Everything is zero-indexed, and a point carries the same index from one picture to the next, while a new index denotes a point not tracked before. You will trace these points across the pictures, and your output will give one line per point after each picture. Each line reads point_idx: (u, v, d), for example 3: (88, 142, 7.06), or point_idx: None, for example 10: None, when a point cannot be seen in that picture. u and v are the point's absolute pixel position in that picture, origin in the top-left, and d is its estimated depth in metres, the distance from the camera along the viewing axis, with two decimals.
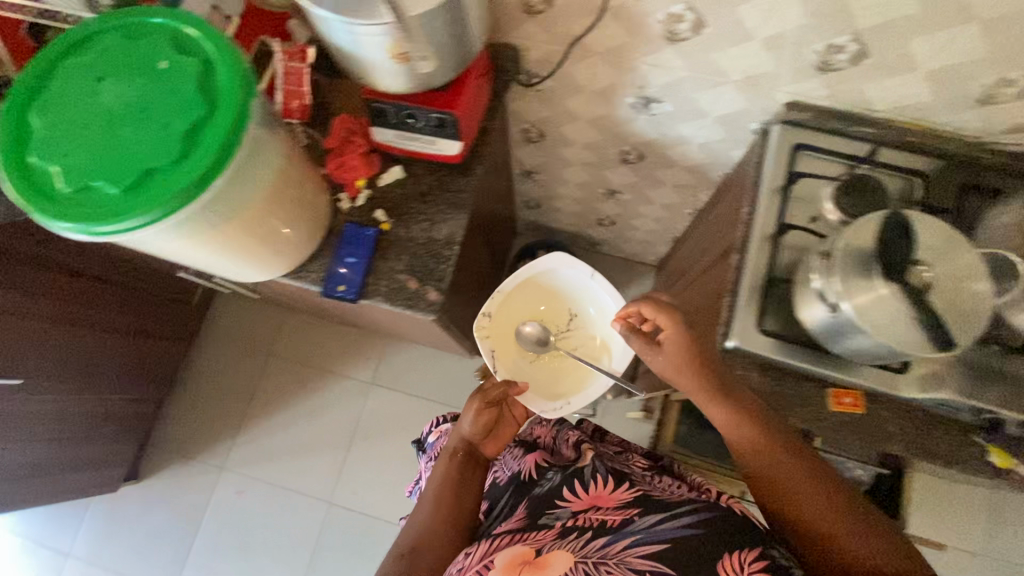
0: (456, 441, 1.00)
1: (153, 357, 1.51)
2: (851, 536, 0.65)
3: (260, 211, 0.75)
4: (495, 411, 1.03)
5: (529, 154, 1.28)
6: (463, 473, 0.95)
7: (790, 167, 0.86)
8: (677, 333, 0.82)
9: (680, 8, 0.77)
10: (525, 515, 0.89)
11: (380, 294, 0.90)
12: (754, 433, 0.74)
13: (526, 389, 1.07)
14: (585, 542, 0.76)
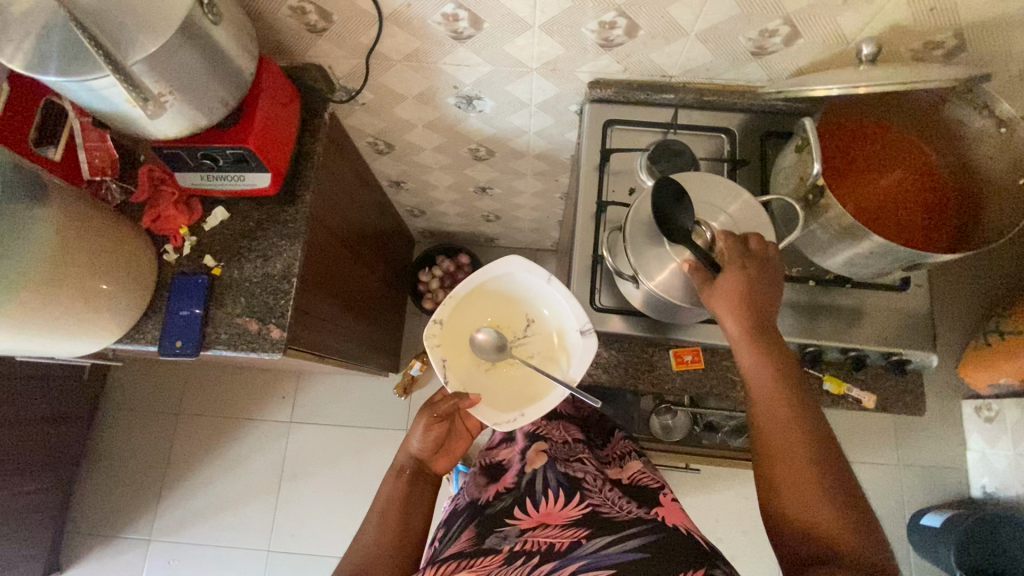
0: (403, 456, 0.79)
1: (48, 442, 1.35)
2: (833, 514, 0.52)
3: (31, 285, 0.66)
4: (451, 422, 0.81)
5: (386, 165, 1.17)
6: (413, 490, 0.76)
7: (607, 145, 0.82)
8: (746, 269, 0.59)
9: (453, 9, 0.70)
10: (470, 535, 0.73)
11: (221, 343, 0.80)
12: (777, 389, 0.58)
13: (505, 403, 0.81)
14: (531, 566, 0.62)
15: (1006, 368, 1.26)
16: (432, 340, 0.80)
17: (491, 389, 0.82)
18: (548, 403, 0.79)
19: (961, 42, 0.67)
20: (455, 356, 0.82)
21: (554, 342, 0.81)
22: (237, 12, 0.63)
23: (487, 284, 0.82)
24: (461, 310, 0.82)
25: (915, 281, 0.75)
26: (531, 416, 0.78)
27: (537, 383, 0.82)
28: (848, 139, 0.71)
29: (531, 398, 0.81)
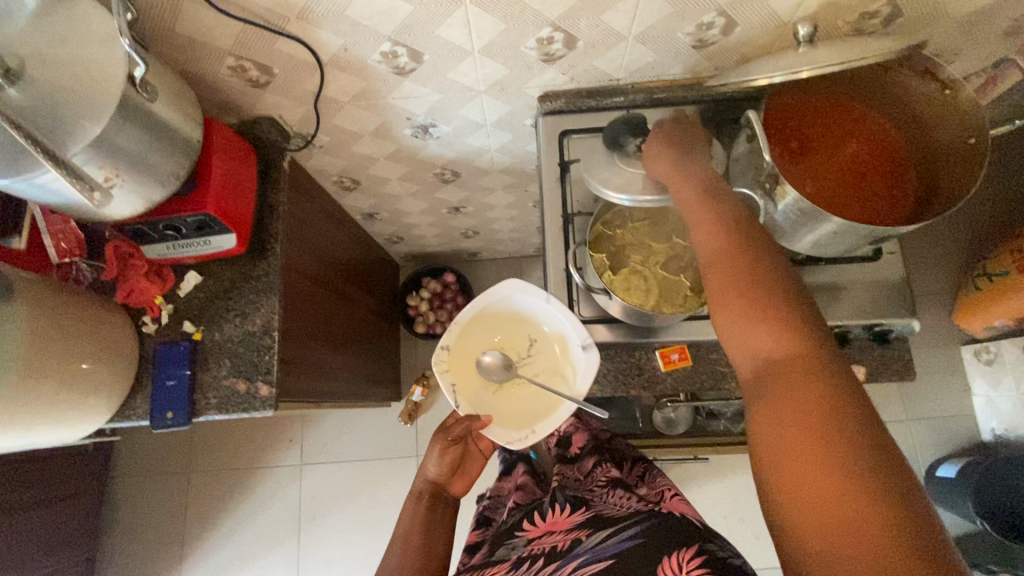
0: (421, 483, 0.88)
1: (63, 522, 1.35)
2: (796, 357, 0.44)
3: (10, 384, 0.66)
4: (464, 445, 0.89)
5: (356, 200, 1.17)
6: (432, 515, 0.83)
7: (565, 157, 0.82)
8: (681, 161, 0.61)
9: (391, 47, 0.70)
10: (489, 549, 0.80)
11: (211, 408, 0.80)
12: (733, 264, 0.50)
13: (514, 421, 0.84)
14: (534, 568, 0.67)
15: (998, 311, 1.26)
16: (440, 365, 0.85)
17: (501, 407, 0.85)
18: (557, 418, 0.81)
19: (896, 8, 0.67)
20: (465, 379, 0.86)
21: (559, 360, 0.82)
22: (174, 81, 0.63)
23: (491, 309, 0.86)
24: (467, 335, 0.86)
25: (887, 249, 0.75)
26: (541, 433, 0.80)
27: (546, 401, 0.84)
28: (802, 116, 0.71)
29: (541, 415, 0.83)
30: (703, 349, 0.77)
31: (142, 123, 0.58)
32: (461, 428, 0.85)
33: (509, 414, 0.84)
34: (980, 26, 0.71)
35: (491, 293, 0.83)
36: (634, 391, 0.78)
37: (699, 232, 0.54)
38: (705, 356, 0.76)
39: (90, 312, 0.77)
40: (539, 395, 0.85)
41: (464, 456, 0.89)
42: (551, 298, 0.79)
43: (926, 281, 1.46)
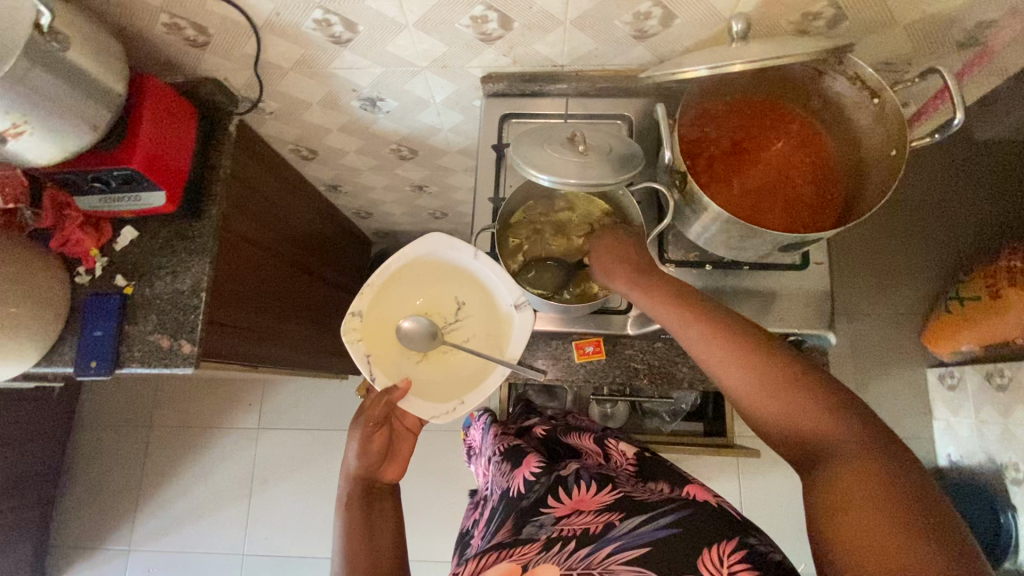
0: (348, 481, 0.69)
1: (24, 463, 1.38)
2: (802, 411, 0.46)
3: None
4: (391, 425, 0.73)
5: (317, 171, 1.17)
6: (371, 513, 0.67)
7: (503, 140, 0.82)
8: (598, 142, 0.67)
9: (322, 15, 0.69)
10: (506, 529, 0.64)
11: (135, 361, 0.81)
12: (721, 336, 0.52)
13: (440, 394, 0.74)
14: (570, 551, 0.54)
15: (967, 335, 1.19)
16: (350, 334, 0.72)
17: (425, 380, 0.75)
18: (490, 386, 0.72)
19: (838, 11, 0.65)
20: (381, 351, 0.74)
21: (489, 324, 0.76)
22: (95, 33, 0.64)
23: (408, 271, 0.76)
24: (382, 300, 0.75)
25: (814, 258, 0.75)
26: (472, 403, 0.70)
27: (474, 367, 0.75)
28: (738, 117, 0.70)
29: (470, 383, 0.74)
30: (620, 343, 0.78)
31: (50, 69, 0.58)
32: (382, 408, 0.71)
33: (434, 385, 0.75)
34: (931, 36, 0.69)
35: (412, 247, 0.74)
36: (547, 377, 0.78)
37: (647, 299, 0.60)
38: (619, 349, 0.78)
39: (25, 258, 0.77)
40: (467, 363, 0.76)
41: (392, 438, 0.73)
42: (480, 254, 0.73)
43: (900, 302, 1.40)
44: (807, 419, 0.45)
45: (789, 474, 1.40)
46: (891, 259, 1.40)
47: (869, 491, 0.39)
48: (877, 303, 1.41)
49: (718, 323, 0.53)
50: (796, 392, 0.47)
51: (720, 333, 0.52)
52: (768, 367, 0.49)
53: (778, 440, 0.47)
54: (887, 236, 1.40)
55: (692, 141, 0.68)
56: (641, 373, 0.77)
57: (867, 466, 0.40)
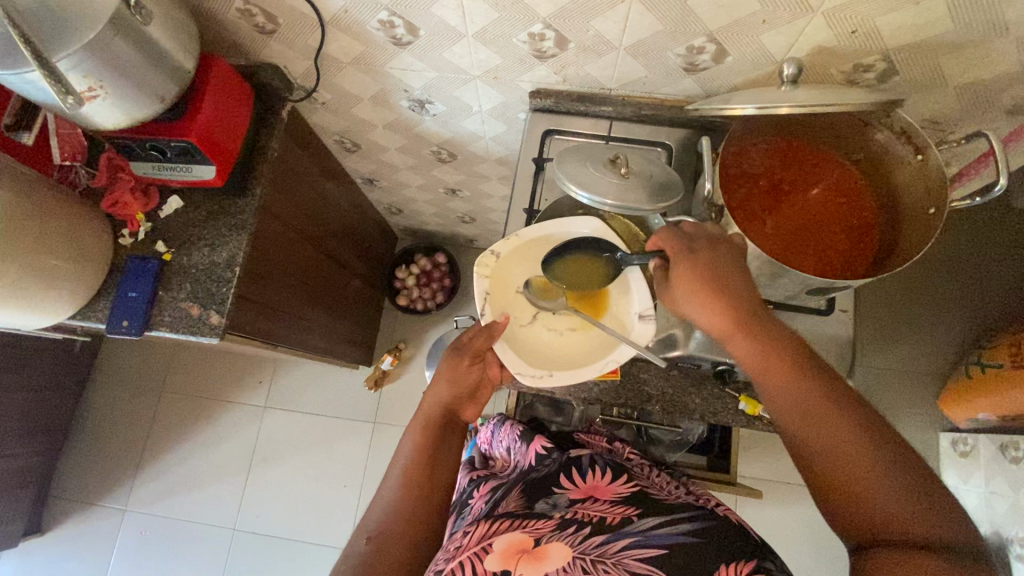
0: (431, 408, 0.69)
1: (39, 411, 1.42)
2: (897, 504, 0.46)
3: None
4: (482, 367, 0.72)
5: (357, 164, 1.20)
6: (438, 445, 0.66)
7: (544, 154, 0.84)
8: (641, 172, 0.68)
9: (388, 16, 0.72)
10: (517, 497, 0.66)
11: (163, 326, 0.84)
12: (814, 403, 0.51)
13: (534, 357, 0.73)
14: (583, 536, 0.56)
15: (985, 403, 1.16)
16: (481, 267, 0.74)
17: (525, 342, 0.74)
18: (584, 373, 0.70)
19: (891, 66, 0.66)
20: (500, 296, 0.75)
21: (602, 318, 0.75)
22: (175, 12, 0.67)
23: (554, 244, 0.76)
24: (523, 257, 0.76)
25: (840, 305, 0.75)
26: (560, 380, 0.69)
27: (575, 354, 0.74)
28: (780, 158, 0.71)
29: (565, 364, 0.73)
30: (635, 366, 0.79)
31: (130, 40, 0.61)
32: (484, 342, 0.71)
33: (533, 347, 0.74)
34: (980, 100, 0.69)
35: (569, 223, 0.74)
36: (558, 391, 0.79)
37: (731, 339, 0.56)
38: (633, 372, 0.79)
39: (74, 214, 0.81)
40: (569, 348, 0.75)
41: (481, 380, 0.72)
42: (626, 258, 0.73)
43: (922, 359, 1.37)
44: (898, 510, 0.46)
45: (787, 521, 1.38)
46: (915, 316, 1.38)
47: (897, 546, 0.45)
48: (898, 360, 1.38)
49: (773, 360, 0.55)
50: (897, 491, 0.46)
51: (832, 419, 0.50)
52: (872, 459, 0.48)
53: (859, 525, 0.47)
54: (919, 294, 1.38)
55: (731, 177, 0.69)
56: (653, 397, 0.78)
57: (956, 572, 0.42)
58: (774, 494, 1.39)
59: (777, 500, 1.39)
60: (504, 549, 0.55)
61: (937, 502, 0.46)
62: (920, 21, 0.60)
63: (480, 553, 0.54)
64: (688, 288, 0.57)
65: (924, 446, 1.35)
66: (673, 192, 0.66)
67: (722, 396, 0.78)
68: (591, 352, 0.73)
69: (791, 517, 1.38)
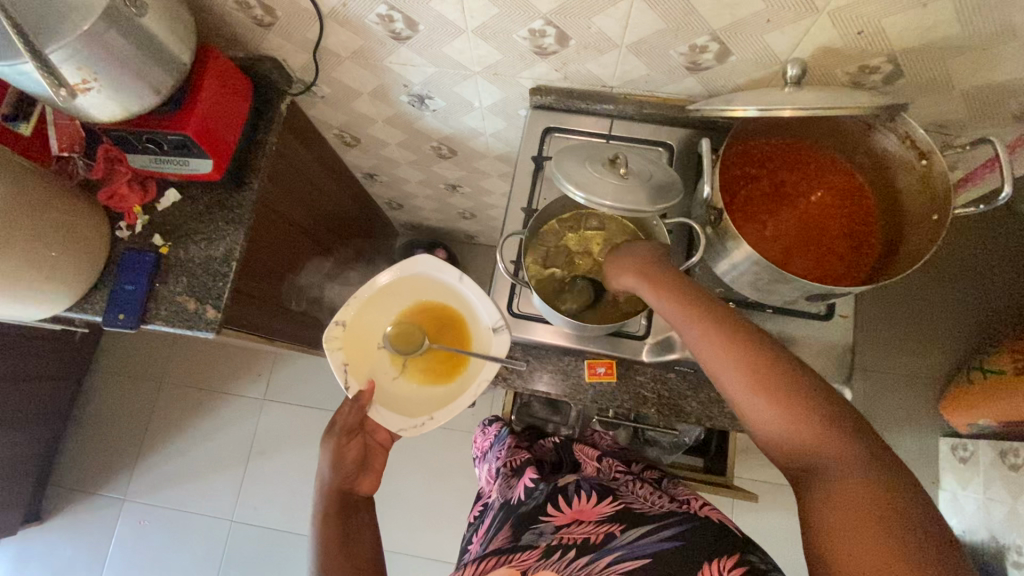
0: (323, 495, 0.72)
1: (39, 399, 1.42)
2: (807, 427, 0.47)
3: None
4: (363, 437, 0.76)
5: (357, 158, 1.19)
6: (347, 527, 0.70)
7: (543, 152, 0.83)
8: (639, 172, 0.66)
9: (386, 10, 0.71)
10: (505, 534, 0.66)
11: (161, 318, 0.84)
12: (727, 342, 0.52)
13: (412, 406, 0.75)
14: (569, 560, 0.57)
15: (986, 410, 1.14)
16: (332, 342, 0.75)
17: (400, 395, 0.76)
18: (460, 404, 0.73)
19: (897, 67, 0.65)
20: (360, 362, 0.76)
21: (465, 342, 0.77)
22: (172, 4, 0.67)
23: (395, 293, 0.79)
24: (369, 313, 0.78)
25: (840, 310, 0.74)
26: (441, 420, 0.72)
27: (451, 388, 0.76)
28: (779, 161, 0.70)
29: (443, 400, 0.75)
30: (632, 368, 0.78)
31: (125, 33, 0.61)
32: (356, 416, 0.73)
33: (408, 398, 0.76)
34: (988, 104, 0.68)
35: (395, 270, 0.78)
36: (555, 392, 0.78)
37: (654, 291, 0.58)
38: (629, 374, 0.78)
39: (70, 205, 0.80)
40: (444, 383, 0.77)
41: (366, 449, 0.76)
42: (465, 279, 0.77)
43: (922, 364, 1.36)
44: (810, 433, 0.47)
45: (784, 524, 1.38)
46: (915, 321, 1.37)
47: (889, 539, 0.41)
48: (897, 364, 1.37)
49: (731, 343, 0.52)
50: (808, 413, 0.48)
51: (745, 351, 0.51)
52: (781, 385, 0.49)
53: (779, 451, 0.49)
54: (919, 298, 1.37)
55: (730, 179, 0.68)
56: (650, 399, 0.77)
57: (864, 486, 0.44)
58: (771, 495, 1.39)
59: (775, 503, 1.38)
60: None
61: (844, 422, 0.47)
62: (927, 23, 0.58)
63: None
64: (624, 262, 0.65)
65: (923, 451, 1.35)
66: (675, 191, 0.65)
67: (718, 399, 0.77)
68: (465, 378, 0.76)
69: (788, 519, 1.38)
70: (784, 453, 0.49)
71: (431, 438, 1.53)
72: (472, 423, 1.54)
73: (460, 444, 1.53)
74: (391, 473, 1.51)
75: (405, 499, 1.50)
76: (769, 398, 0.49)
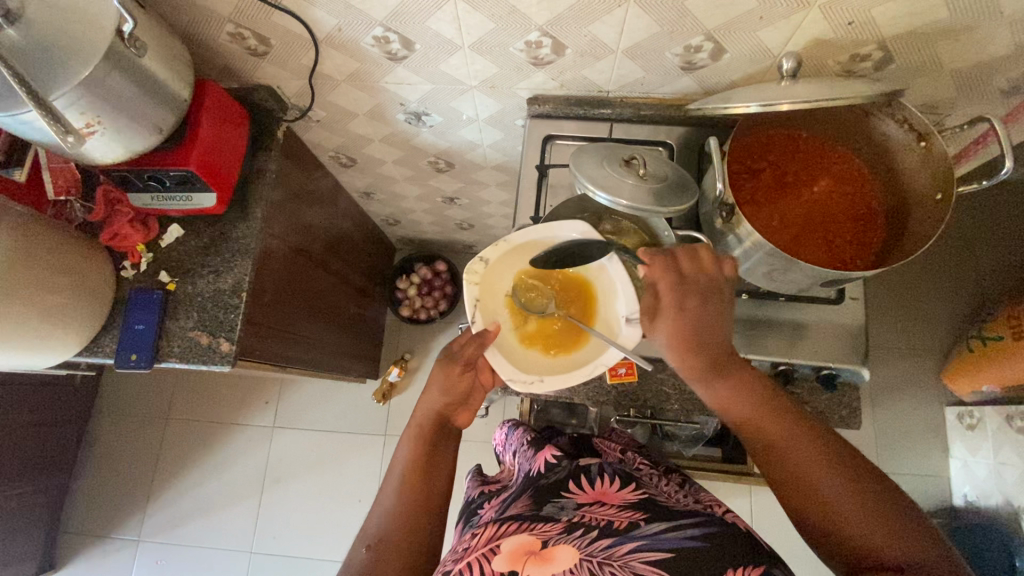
0: (422, 415, 0.68)
1: (45, 447, 1.40)
2: (869, 527, 0.48)
3: None
4: (473, 374, 0.70)
5: (353, 178, 1.19)
6: (433, 455, 0.65)
7: (546, 160, 0.84)
8: (657, 172, 0.67)
9: (382, 32, 0.71)
10: (525, 501, 0.65)
11: (173, 356, 0.83)
12: (787, 441, 0.54)
13: (524, 362, 0.70)
14: (590, 539, 0.55)
15: (989, 375, 1.15)
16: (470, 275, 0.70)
17: (515, 348, 0.71)
18: (575, 378, 0.68)
19: (887, 54, 0.67)
20: (488, 303, 0.71)
21: (591, 319, 0.73)
22: (169, 42, 0.67)
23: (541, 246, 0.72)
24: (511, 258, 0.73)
25: (850, 294, 0.76)
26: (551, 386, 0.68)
27: (565, 361, 0.71)
28: (780, 153, 0.71)
29: (556, 369, 0.70)
30: (651, 367, 0.79)
31: (126, 74, 0.61)
32: (475, 351, 0.68)
33: (522, 354, 0.71)
34: (974, 81, 0.70)
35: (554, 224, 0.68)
36: (577, 396, 0.79)
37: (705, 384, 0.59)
38: (648, 372, 0.79)
39: (73, 249, 0.79)
40: (560, 355, 0.72)
41: (472, 386, 0.70)
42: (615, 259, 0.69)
43: (924, 338, 1.38)
44: (869, 531, 0.48)
45: None
46: (914, 296, 1.39)
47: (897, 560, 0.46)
48: (900, 339, 1.40)
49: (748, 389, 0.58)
50: (869, 513, 0.49)
51: (806, 450, 0.53)
52: (842, 483, 0.51)
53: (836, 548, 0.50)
54: (917, 273, 1.39)
55: (735, 174, 0.69)
56: (670, 396, 0.78)
57: None
58: None
59: None
60: (511, 550, 0.54)
61: (906, 524, 0.48)
62: (914, 10, 0.60)
63: (488, 553, 0.54)
64: (665, 331, 0.60)
65: (931, 422, 1.37)
66: (691, 192, 0.67)
67: None
68: (581, 358, 0.71)
69: None
70: (841, 550, 0.49)
71: None
72: (485, 433, 1.54)
73: (477, 455, 1.52)
74: None
75: None
76: (827, 494, 0.51)
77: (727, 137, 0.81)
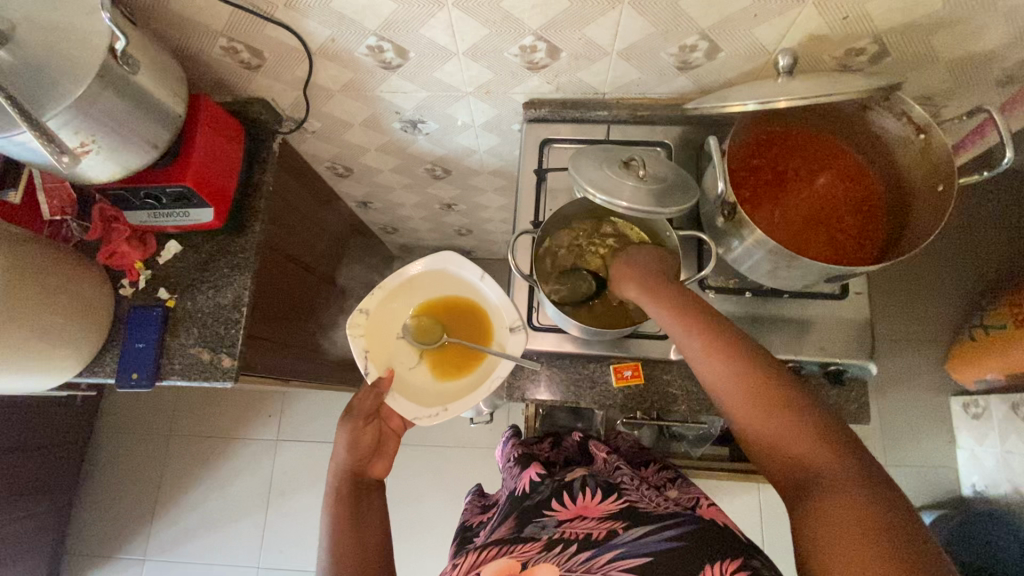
0: (337, 478, 0.70)
1: (46, 468, 1.39)
2: (807, 442, 0.49)
3: None
4: (379, 423, 0.74)
5: (350, 188, 1.19)
6: (358, 509, 0.68)
7: (544, 164, 0.84)
8: (656, 172, 0.67)
9: (376, 41, 0.71)
10: (509, 524, 0.65)
11: (175, 373, 0.82)
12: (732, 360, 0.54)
13: (426, 398, 0.72)
14: (571, 554, 0.55)
15: (992, 364, 1.16)
16: (354, 329, 0.72)
17: (417, 386, 0.73)
18: (474, 399, 0.69)
19: (883, 47, 0.66)
20: (380, 350, 0.73)
21: (483, 337, 0.74)
22: (162, 58, 0.66)
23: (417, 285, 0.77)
24: (390, 301, 0.76)
25: (854, 288, 0.75)
26: (456, 412, 0.69)
27: (463, 384, 0.72)
28: (778, 149, 0.71)
29: (459, 394, 0.72)
30: (658, 369, 0.79)
31: (120, 93, 0.60)
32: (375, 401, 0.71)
33: (422, 390, 0.73)
34: (971, 71, 0.70)
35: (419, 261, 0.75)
36: (584, 400, 0.78)
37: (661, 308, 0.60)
38: (655, 373, 0.78)
39: (71, 269, 0.79)
40: (458, 382, 0.73)
41: (381, 436, 0.74)
42: (487, 276, 0.75)
43: (923, 328, 1.39)
44: (807, 447, 0.49)
45: None
46: (912, 287, 1.39)
47: (852, 521, 0.43)
48: (899, 331, 1.40)
49: (721, 343, 0.55)
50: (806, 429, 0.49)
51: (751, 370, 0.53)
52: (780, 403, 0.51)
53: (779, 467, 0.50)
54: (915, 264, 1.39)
55: (735, 173, 0.69)
56: (677, 396, 0.78)
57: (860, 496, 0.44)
58: None
59: None
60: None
61: (837, 439, 0.49)
62: (908, 3, 0.60)
63: None
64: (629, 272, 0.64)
65: (937, 413, 1.37)
66: (690, 191, 0.67)
67: None
68: (479, 376, 0.72)
69: None
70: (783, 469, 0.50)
71: (453, 459, 1.52)
72: (491, 439, 1.53)
73: (483, 461, 1.52)
74: (416, 498, 1.50)
75: (433, 524, 1.48)
76: (767, 413, 0.51)
77: (724, 136, 0.81)
